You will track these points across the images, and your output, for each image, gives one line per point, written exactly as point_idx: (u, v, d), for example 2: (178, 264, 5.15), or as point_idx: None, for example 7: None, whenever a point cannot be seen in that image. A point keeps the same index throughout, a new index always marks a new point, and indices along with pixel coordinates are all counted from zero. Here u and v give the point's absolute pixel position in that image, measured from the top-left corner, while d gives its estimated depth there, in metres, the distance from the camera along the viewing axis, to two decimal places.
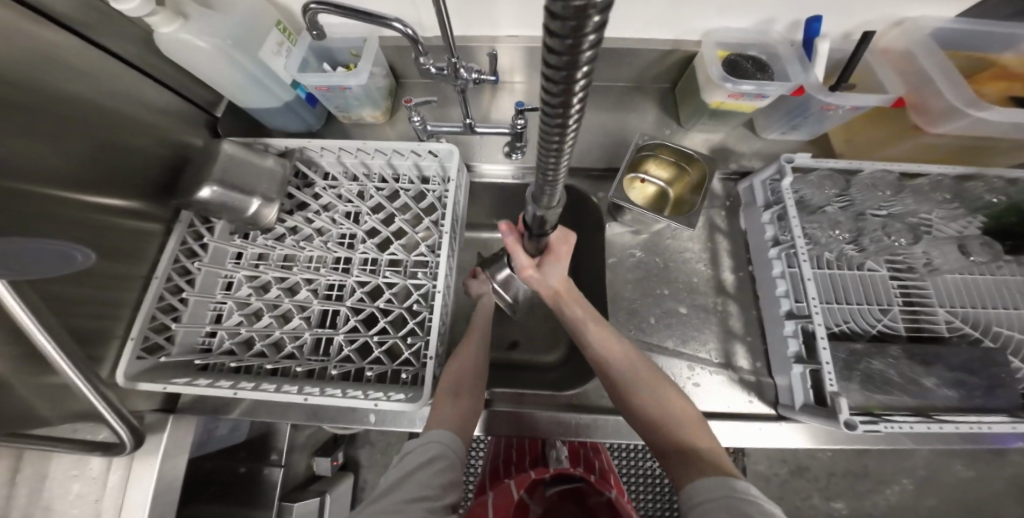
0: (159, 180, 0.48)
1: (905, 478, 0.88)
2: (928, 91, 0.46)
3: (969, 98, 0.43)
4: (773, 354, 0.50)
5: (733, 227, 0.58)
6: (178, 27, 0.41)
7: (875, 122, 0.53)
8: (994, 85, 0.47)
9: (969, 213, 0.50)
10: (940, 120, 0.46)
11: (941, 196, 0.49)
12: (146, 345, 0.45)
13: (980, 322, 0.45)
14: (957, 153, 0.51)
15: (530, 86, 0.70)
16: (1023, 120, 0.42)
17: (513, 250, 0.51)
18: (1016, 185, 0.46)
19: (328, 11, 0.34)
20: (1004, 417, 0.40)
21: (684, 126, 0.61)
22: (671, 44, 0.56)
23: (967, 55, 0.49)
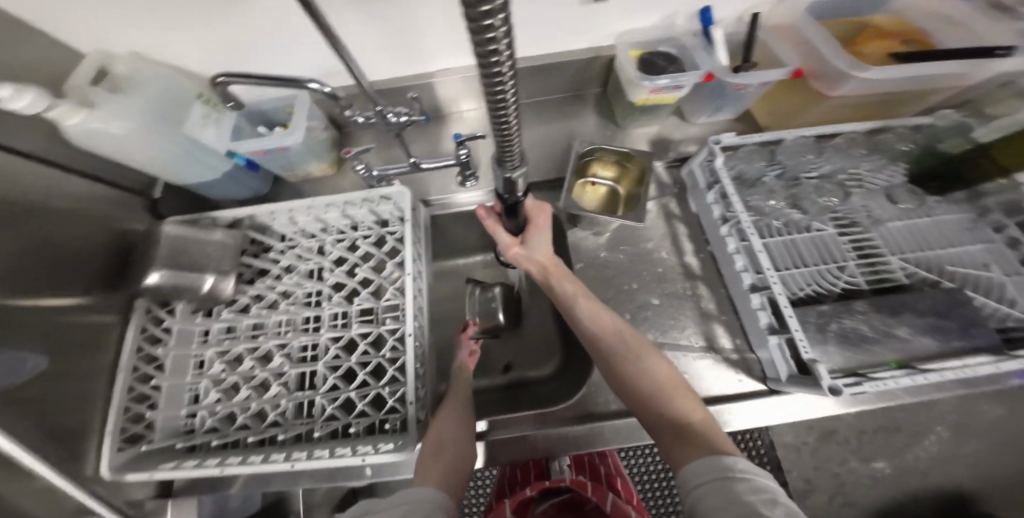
0: (98, 269, 0.49)
1: (939, 426, 0.80)
2: (820, 61, 0.49)
3: (853, 63, 0.46)
4: (749, 329, 0.50)
5: (686, 211, 0.59)
6: (86, 116, 0.42)
7: (782, 96, 0.58)
8: (874, 44, 0.55)
9: (887, 163, 0.54)
10: (836, 85, 0.49)
11: (862, 152, 0.53)
12: (125, 436, 0.46)
13: (934, 263, 0.48)
14: (865, 107, 0.56)
15: (478, 113, 0.73)
16: (904, 73, 0.46)
17: (495, 231, 0.54)
18: (919, 131, 0.53)
19: (239, 81, 0.37)
20: (989, 357, 0.40)
21: (621, 126, 0.64)
22: (590, 51, 0.59)
23: (846, 22, 0.59)
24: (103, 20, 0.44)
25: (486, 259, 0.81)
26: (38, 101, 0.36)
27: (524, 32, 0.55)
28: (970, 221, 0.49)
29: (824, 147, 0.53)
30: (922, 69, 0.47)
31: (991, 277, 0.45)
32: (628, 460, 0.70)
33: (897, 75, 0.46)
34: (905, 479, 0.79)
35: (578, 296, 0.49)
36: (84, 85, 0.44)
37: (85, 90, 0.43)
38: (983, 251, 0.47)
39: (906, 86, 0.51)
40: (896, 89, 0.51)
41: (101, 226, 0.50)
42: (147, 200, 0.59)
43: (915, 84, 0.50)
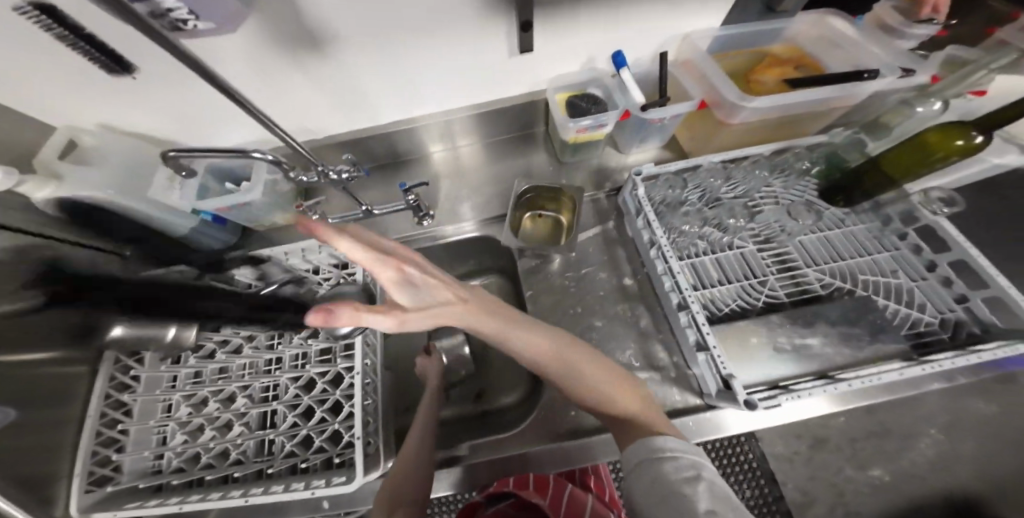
0: None
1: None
2: (716, 92, 0.57)
3: (741, 94, 0.54)
4: (683, 345, 0.51)
5: (622, 235, 0.62)
6: (53, 189, 0.49)
7: (697, 123, 0.64)
8: (770, 73, 0.60)
9: (799, 178, 0.59)
10: (732, 113, 0.56)
11: (762, 172, 0.58)
12: (93, 479, 0.49)
13: (847, 272, 0.51)
14: (768, 131, 0.62)
15: (447, 154, 0.75)
16: (781, 101, 0.54)
17: (362, 319, 0.31)
18: (820, 149, 0.57)
19: (184, 154, 0.43)
20: (898, 364, 0.43)
21: (561, 163, 0.70)
22: (528, 95, 0.67)
23: (747, 52, 0.66)
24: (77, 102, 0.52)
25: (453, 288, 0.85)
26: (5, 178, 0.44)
27: (467, 81, 0.62)
28: (876, 231, 0.55)
29: (732, 170, 0.56)
30: (799, 97, 0.54)
31: (900, 282, 0.50)
32: None
33: (778, 103, 0.54)
34: None
35: (504, 329, 0.43)
36: (54, 159, 0.50)
37: (51, 164, 0.50)
38: (890, 259, 0.52)
39: (795, 110, 0.57)
40: (786, 113, 0.57)
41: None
42: None
43: (804, 107, 0.57)
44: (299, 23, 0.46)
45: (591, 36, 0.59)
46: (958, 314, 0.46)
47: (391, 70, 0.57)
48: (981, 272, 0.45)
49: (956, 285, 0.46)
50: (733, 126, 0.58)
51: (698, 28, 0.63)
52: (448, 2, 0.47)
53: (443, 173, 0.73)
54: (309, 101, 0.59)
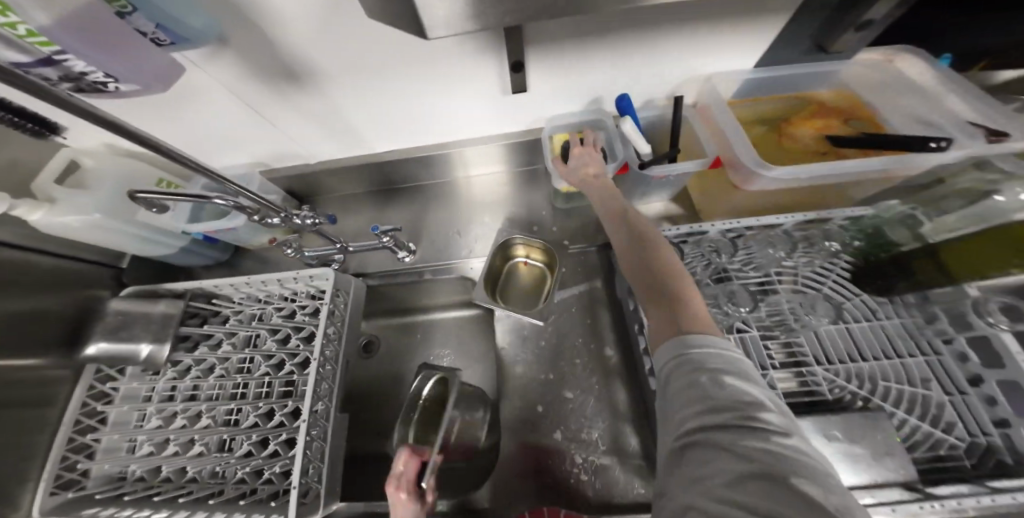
0: (60, 332, 0.56)
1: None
2: (731, 151, 0.51)
3: (760, 161, 0.47)
4: (655, 432, 0.46)
5: (611, 296, 0.57)
6: (45, 212, 0.51)
7: (712, 179, 0.58)
8: (809, 125, 0.54)
9: (823, 255, 0.52)
10: (748, 181, 0.50)
11: (779, 248, 0.53)
12: (60, 482, 0.50)
13: (867, 375, 0.44)
14: (795, 196, 0.55)
15: (466, 181, 0.72)
16: (802, 173, 0.47)
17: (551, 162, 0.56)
18: (847, 228, 0.53)
19: (150, 194, 0.43)
20: (896, 494, 0.38)
21: (556, 209, 0.66)
22: (527, 133, 0.63)
23: (790, 96, 0.60)
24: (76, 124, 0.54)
25: (440, 316, 0.83)
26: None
27: (461, 117, 0.59)
28: (911, 330, 0.46)
29: (740, 243, 0.53)
30: (834, 167, 0.47)
31: (929, 395, 0.42)
32: None
33: (801, 174, 0.47)
34: None
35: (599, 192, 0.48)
36: (51, 184, 0.52)
37: (47, 188, 0.52)
38: (922, 365, 0.44)
39: (832, 178, 0.50)
40: (817, 182, 0.50)
41: (63, 294, 0.57)
42: (113, 270, 0.65)
43: (844, 175, 0.49)
44: (276, 58, 0.45)
45: (592, 80, 0.54)
46: (994, 440, 0.39)
47: (379, 102, 0.54)
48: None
49: (1001, 407, 0.39)
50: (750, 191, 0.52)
51: (722, 70, 0.56)
52: (433, 48, 0.45)
53: (459, 200, 0.71)
54: (301, 130, 0.59)
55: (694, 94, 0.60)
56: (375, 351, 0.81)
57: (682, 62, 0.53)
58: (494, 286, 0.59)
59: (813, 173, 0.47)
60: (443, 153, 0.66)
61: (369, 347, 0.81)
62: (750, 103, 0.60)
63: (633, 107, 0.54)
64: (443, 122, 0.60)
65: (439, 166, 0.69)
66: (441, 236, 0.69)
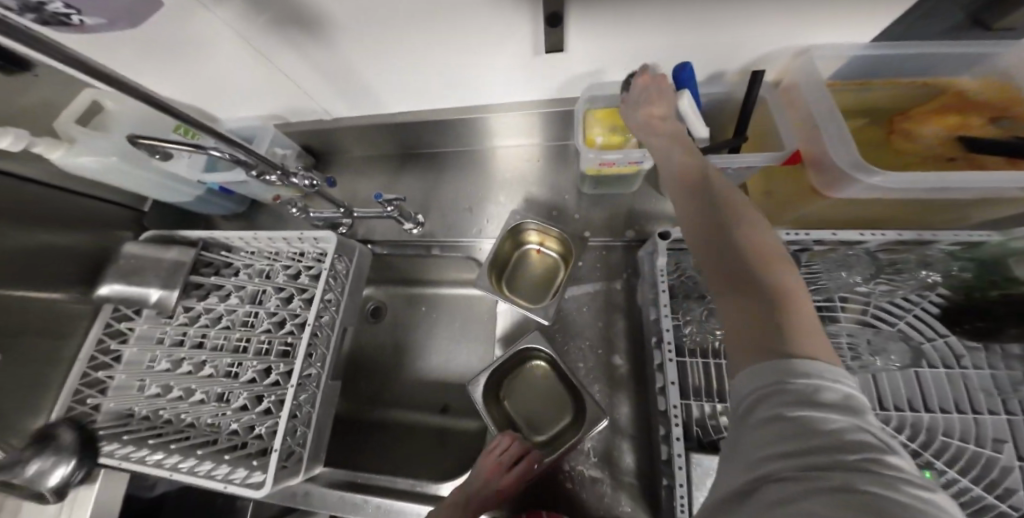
0: (79, 271, 0.58)
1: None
2: (821, 147, 0.41)
3: (858, 161, 0.38)
4: (655, 455, 0.43)
5: (630, 299, 0.51)
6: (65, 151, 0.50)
7: (780, 179, 0.49)
8: (940, 121, 0.42)
9: (912, 287, 0.42)
10: (835, 186, 0.40)
11: (855, 273, 0.43)
12: (72, 414, 0.53)
13: (918, 422, 0.39)
14: (893, 209, 0.44)
15: (489, 151, 0.66)
16: (915, 181, 0.37)
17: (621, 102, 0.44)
18: (954, 255, 0.41)
19: (148, 140, 0.40)
20: None
21: (581, 193, 0.59)
22: (557, 102, 0.56)
23: (911, 82, 0.46)
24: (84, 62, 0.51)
25: (448, 292, 0.80)
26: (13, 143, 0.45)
27: (488, 79, 0.52)
28: (1004, 383, 0.38)
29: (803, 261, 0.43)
30: (970, 179, 0.36)
31: (998, 456, 0.36)
32: None
33: (913, 182, 0.37)
34: None
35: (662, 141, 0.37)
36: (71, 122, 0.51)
37: (67, 127, 0.50)
38: (1002, 425, 0.37)
39: (955, 194, 0.39)
40: (930, 196, 0.40)
41: (84, 232, 0.58)
42: (136, 213, 0.66)
43: (965, 194, 0.39)
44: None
45: (648, 44, 0.45)
46: None
47: (397, 57, 0.48)
48: None
49: None
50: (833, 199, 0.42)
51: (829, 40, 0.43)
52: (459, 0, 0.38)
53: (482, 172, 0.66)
54: (313, 81, 0.54)
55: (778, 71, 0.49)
56: (382, 316, 0.81)
57: (773, 31, 0.42)
58: (500, 276, 0.55)
59: (930, 183, 0.37)
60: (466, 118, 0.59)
61: (377, 312, 0.81)
62: (850, 89, 0.47)
63: (694, 80, 0.45)
64: (467, 85, 0.54)
65: (459, 133, 0.63)
66: (454, 209, 0.65)
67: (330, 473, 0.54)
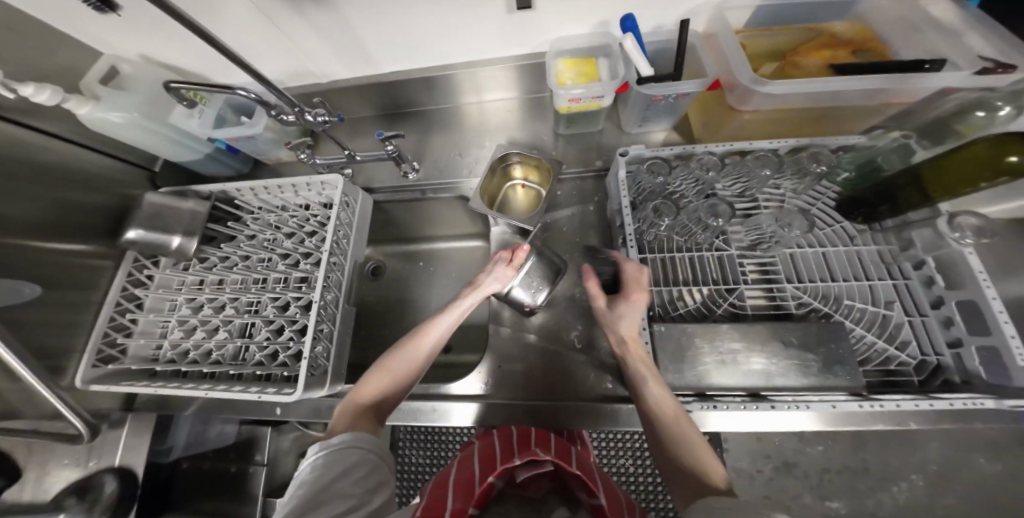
0: (105, 226, 0.60)
1: (913, 473, 0.62)
2: (731, 72, 0.50)
3: (754, 78, 0.48)
4: (625, 334, 0.52)
5: (603, 221, 0.61)
6: (92, 108, 0.54)
7: (710, 109, 0.58)
8: (816, 56, 0.52)
9: (815, 182, 0.52)
10: (743, 100, 0.51)
11: (770, 169, 0.50)
12: (101, 356, 0.56)
13: (830, 294, 0.48)
14: (793, 124, 0.56)
15: (480, 108, 0.74)
16: (803, 88, 0.47)
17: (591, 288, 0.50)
18: (846, 153, 0.52)
19: (184, 85, 0.47)
20: (844, 395, 0.41)
21: (556, 137, 0.68)
22: (530, 56, 0.64)
23: (799, 28, 0.57)
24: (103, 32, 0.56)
25: (443, 246, 0.87)
26: (51, 96, 0.49)
27: (473, 37, 0.61)
28: (888, 256, 0.50)
29: (729, 163, 0.52)
30: (838, 84, 0.47)
31: (892, 315, 0.46)
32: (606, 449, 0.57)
33: (801, 88, 0.47)
34: None
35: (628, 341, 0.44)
36: (96, 83, 0.56)
37: (94, 87, 0.56)
38: (890, 288, 0.47)
39: (834, 101, 0.51)
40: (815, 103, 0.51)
41: (113, 189, 0.61)
42: (147, 172, 0.68)
43: (847, 98, 0.50)
44: None
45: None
46: (944, 359, 0.43)
47: (392, 19, 0.56)
48: (990, 318, 0.41)
49: (956, 327, 0.43)
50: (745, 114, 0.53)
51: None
52: None
53: (471, 128, 0.75)
54: (315, 45, 0.61)
55: (703, 23, 0.58)
56: (382, 274, 0.87)
57: None
58: (491, 203, 0.63)
59: (814, 89, 0.47)
60: (451, 75, 0.67)
61: (377, 271, 0.87)
62: (756, 35, 0.58)
63: (637, 28, 0.53)
64: (453, 44, 0.62)
65: (446, 91, 0.71)
66: (445, 159, 0.74)
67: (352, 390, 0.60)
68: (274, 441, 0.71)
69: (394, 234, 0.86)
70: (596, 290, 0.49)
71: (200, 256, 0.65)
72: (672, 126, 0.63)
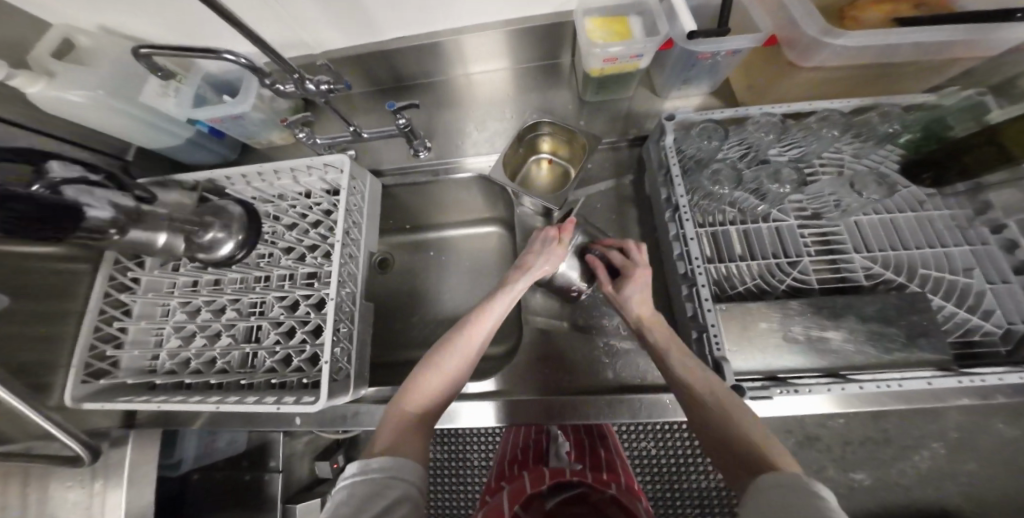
0: None
1: (935, 441, 0.56)
2: (790, 25, 0.43)
3: (824, 27, 0.40)
4: (677, 317, 0.48)
5: (640, 195, 0.56)
6: (45, 86, 0.45)
7: (760, 64, 0.51)
8: (877, 7, 0.42)
9: (880, 145, 0.46)
10: (806, 55, 0.43)
11: (834, 131, 0.45)
12: (91, 371, 0.49)
13: (902, 264, 0.43)
14: (851, 84, 0.48)
15: (475, 79, 0.68)
16: (879, 40, 0.39)
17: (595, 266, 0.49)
18: (916, 111, 0.43)
19: (157, 51, 0.40)
20: (934, 371, 0.37)
21: (582, 105, 0.62)
22: (553, 16, 0.58)
23: None
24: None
25: (455, 234, 0.80)
26: None
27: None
28: (961, 220, 0.43)
29: (787, 127, 0.46)
30: (909, 35, 0.39)
31: (971, 283, 0.40)
32: (635, 439, 0.52)
33: (877, 41, 0.39)
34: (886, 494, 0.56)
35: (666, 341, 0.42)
36: (46, 57, 0.46)
37: (46, 62, 0.46)
38: (966, 253, 0.42)
39: (893, 59, 0.43)
40: (883, 59, 0.43)
41: None
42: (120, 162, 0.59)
43: (912, 55, 0.42)
44: None
45: None
46: None
47: None
48: None
49: None
50: (806, 71, 0.45)
51: None
52: None
53: (482, 100, 0.68)
54: (307, 8, 0.53)
55: None
56: (390, 267, 0.80)
57: None
58: (514, 179, 0.58)
59: (889, 42, 0.39)
60: (464, 40, 0.60)
61: (385, 263, 0.80)
62: None
63: None
64: (468, 4, 0.55)
65: (456, 60, 0.64)
66: (457, 135, 0.67)
67: (376, 392, 0.55)
68: (287, 446, 0.64)
69: (403, 221, 0.79)
70: (601, 272, 0.49)
71: (191, 254, 0.57)
72: (710, 90, 0.56)
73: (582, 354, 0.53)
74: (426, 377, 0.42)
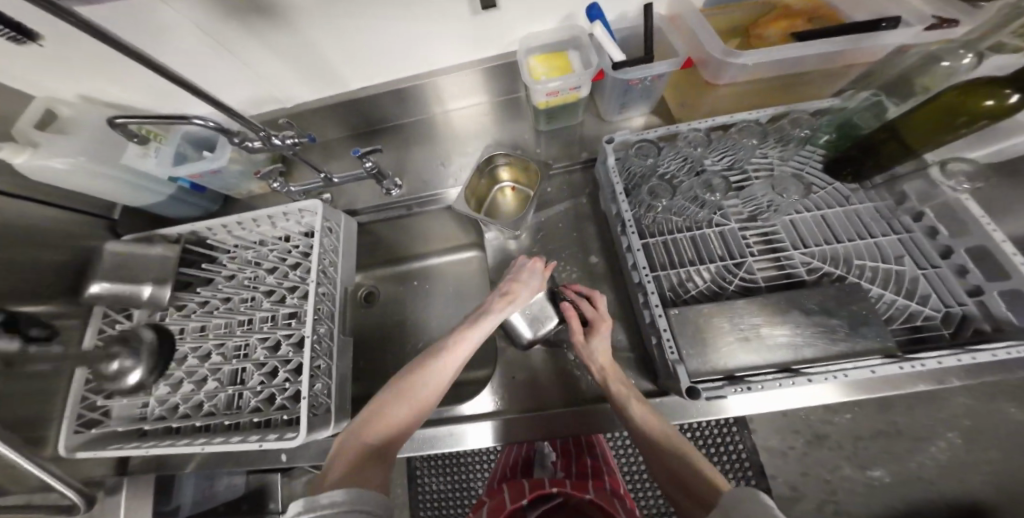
0: (68, 283, 0.55)
1: (949, 430, 0.58)
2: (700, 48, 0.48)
3: (725, 49, 0.45)
4: (639, 324, 0.50)
5: (597, 210, 0.60)
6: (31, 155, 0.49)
7: (687, 84, 0.56)
8: (776, 25, 0.47)
9: (800, 146, 0.50)
10: (718, 73, 0.48)
11: (754, 139, 0.49)
12: (83, 422, 0.51)
13: (839, 256, 0.45)
14: (769, 94, 0.52)
15: (439, 117, 0.73)
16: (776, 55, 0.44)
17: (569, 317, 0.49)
18: (829, 114, 0.47)
19: (131, 121, 0.44)
20: (881, 358, 0.39)
21: (538, 133, 0.67)
22: (499, 58, 0.63)
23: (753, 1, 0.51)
24: (38, 77, 0.51)
25: (437, 262, 0.83)
26: None
27: (443, 45, 0.59)
28: (885, 210, 0.46)
29: (715, 138, 0.50)
30: (801, 50, 0.44)
31: (904, 270, 0.43)
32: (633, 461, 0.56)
33: (774, 56, 0.44)
34: (910, 490, 0.58)
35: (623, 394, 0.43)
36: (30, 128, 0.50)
37: (28, 132, 0.49)
38: (895, 242, 0.44)
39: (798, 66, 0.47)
40: (787, 71, 0.47)
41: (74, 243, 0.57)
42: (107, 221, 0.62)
43: (810, 65, 0.46)
44: None
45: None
46: (969, 309, 0.40)
47: (352, 35, 0.55)
48: (1002, 259, 0.39)
49: (973, 275, 0.40)
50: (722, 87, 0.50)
51: None
52: None
53: (448, 136, 0.73)
54: (272, 67, 0.58)
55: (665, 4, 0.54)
56: (376, 300, 0.82)
57: None
58: (480, 206, 0.62)
59: (786, 56, 0.44)
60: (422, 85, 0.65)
61: (370, 297, 0.82)
62: (712, 12, 0.51)
63: (604, 15, 0.52)
64: (421, 54, 0.61)
65: (421, 102, 0.69)
66: (428, 169, 0.72)
67: None
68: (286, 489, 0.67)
69: (385, 254, 0.82)
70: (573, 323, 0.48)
71: (178, 303, 0.60)
72: (650, 109, 0.61)
73: (557, 369, 0.54)
74: (392, 410, 0.43)
